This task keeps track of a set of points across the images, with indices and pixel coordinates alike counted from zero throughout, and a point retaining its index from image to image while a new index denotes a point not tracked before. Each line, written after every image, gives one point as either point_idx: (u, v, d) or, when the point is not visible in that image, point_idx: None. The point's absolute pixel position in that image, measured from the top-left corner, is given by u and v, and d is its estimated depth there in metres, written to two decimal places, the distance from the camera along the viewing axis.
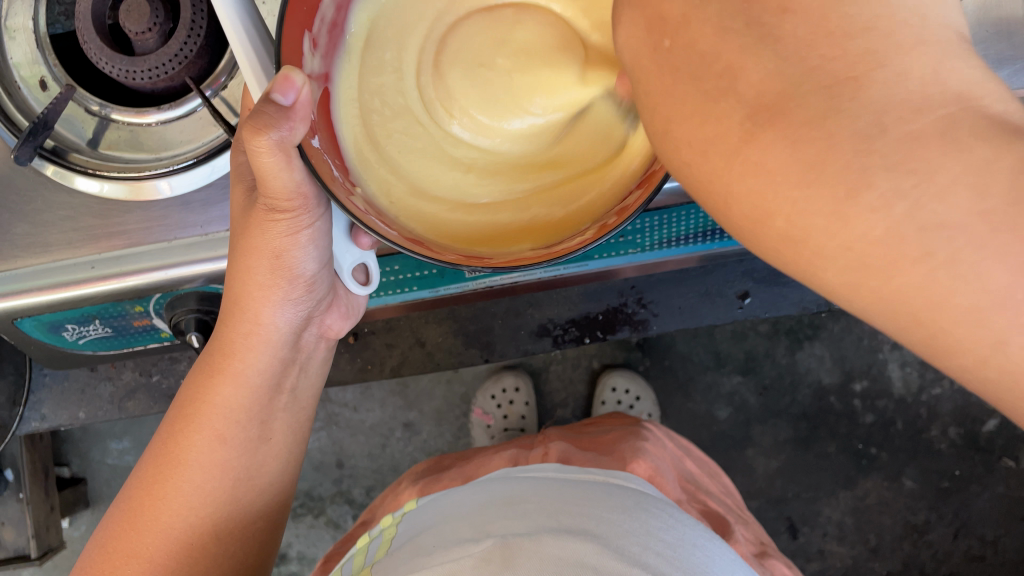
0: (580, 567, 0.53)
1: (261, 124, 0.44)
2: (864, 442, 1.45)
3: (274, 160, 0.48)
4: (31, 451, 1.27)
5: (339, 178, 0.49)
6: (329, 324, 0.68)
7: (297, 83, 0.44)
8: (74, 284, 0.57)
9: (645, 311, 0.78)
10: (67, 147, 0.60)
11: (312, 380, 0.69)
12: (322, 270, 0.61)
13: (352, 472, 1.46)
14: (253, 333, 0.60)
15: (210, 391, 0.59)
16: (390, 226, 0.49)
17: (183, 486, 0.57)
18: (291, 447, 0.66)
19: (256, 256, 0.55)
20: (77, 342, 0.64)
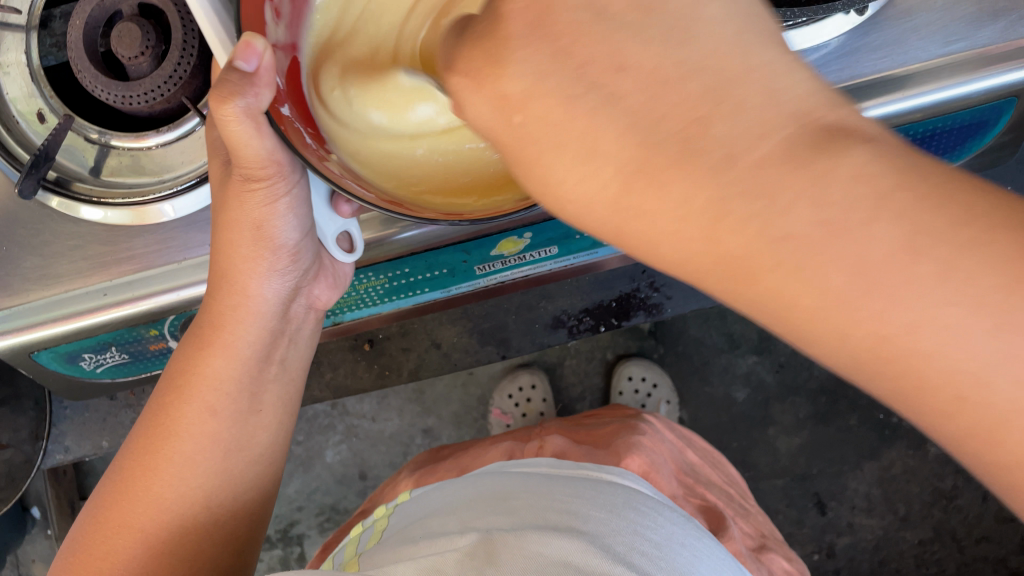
0: (562, 567, 0.52)
1: (226, 91, 0.44)
2: (886, 413, 1.45)
3: (244, 127, 0.47)
4: (56, 487, 1.27)
5: (312, 144, 0.49)
6: (318, 295, 0.65)
7: (259, 49, 0.43)
8: (87, 313, 0.58)
9: (658, 295, 0.78)
10: (70, 177, 0.60)
11: (303, 351, 0.67)
12: (307, 239, 0.60)
13: (376, 483, 1.46)
14: (241, 304, 0.59)
15: (200, 362, 0.58)
16: (366, 189, 0.49)
17: (173, 457, 0.56)
18: (281, 421, 0.64)
19: (237, 227, 0.54)
20: (94, 371, 0.64)
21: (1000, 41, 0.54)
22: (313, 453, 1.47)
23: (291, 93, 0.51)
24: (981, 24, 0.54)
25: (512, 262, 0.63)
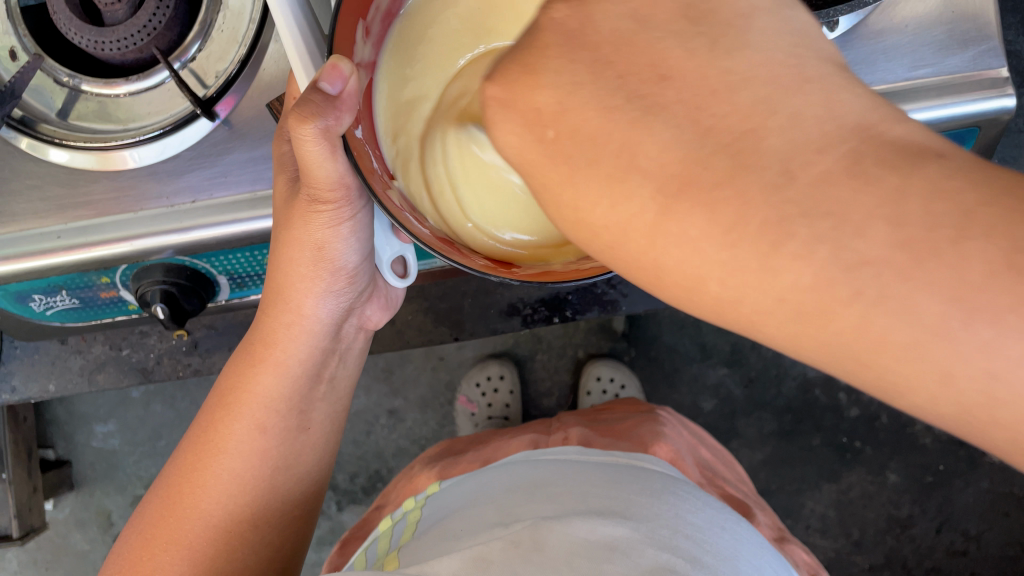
0: (609, 550, 0.51)
1: (307, 113, 0.43)
2: (849, 436, 1.45)
3: (317, 150, 0.46)
4: (15, 431, 1.27)
5: (378, 170, 0.50)
6: (369, 315, 0.67)
7: (345, 73, 0.43)
8: (41, 254, 0.57)
9: (615, 292, 0.79)
10: (36, 117, 0.59)
11: (349, 369, 0.68)
12: (366, 262, 0.59)
13: (337, 458, 1.46)
14: (295, 323, 0.59)
15: (253, 380, 0.59)
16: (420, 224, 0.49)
17: (223, 474, 0.57)
18: (326, 435, 0.65)
19: (298, 247, 0.54)
20: (44, 313, 0.65)
21: (967, 70, 0.55)
22: None
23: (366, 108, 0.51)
24: (949, 52, 0.55)
25: None
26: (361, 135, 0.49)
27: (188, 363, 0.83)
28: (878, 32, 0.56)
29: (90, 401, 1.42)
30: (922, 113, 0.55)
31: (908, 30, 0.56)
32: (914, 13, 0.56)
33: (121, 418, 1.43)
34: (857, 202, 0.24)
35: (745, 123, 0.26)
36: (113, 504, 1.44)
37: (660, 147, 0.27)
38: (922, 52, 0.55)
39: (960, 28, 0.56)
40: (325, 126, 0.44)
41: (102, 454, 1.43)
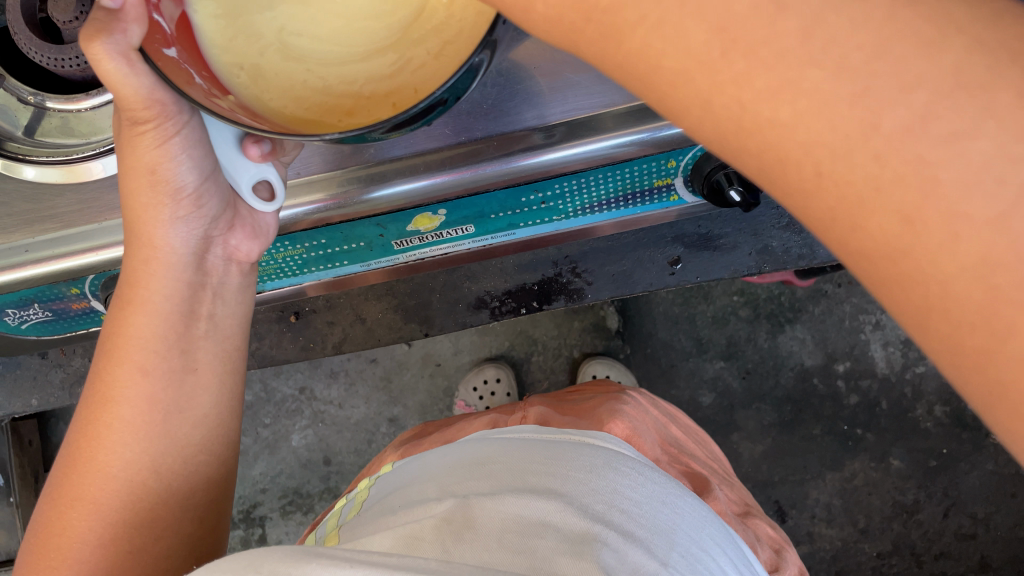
0: (541, 528, 0.53)
1: (94, 28, 0.42)
2: (850, 424, 1.44)
3: (116, 67, 0.42)
4: (20, 454, 1.29)
5: (201, 83, 0.46)
6: (235, 245, 0.58)
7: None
8: (11, 267, 0.60)
9: (580, 281, 0.79)
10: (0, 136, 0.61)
11: (235, 308, 0.59)
12: (210, 181, 0.53)
13: (339, 468, 1.47)
14: (153, 256, 0.53)
15: (125, 322, 0.51)
16: (262, 121, 0.46)
17: (115, 424, 0.49)
18: (228, 382, 0.57)
19: (135, 175, 0.50)
20: (20, 326, 0.67)
21: None
22: (279, 435, 1.49)
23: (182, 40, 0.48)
24: None
25: (429, 239, 0.65)
26: (173, 53, 0.46)
27: None
28: None
29: None
30: None
31: None
32: None
33: None
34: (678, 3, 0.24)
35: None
36: None
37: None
38: None
39: None
40: (119, 45, 0.42)
41: None
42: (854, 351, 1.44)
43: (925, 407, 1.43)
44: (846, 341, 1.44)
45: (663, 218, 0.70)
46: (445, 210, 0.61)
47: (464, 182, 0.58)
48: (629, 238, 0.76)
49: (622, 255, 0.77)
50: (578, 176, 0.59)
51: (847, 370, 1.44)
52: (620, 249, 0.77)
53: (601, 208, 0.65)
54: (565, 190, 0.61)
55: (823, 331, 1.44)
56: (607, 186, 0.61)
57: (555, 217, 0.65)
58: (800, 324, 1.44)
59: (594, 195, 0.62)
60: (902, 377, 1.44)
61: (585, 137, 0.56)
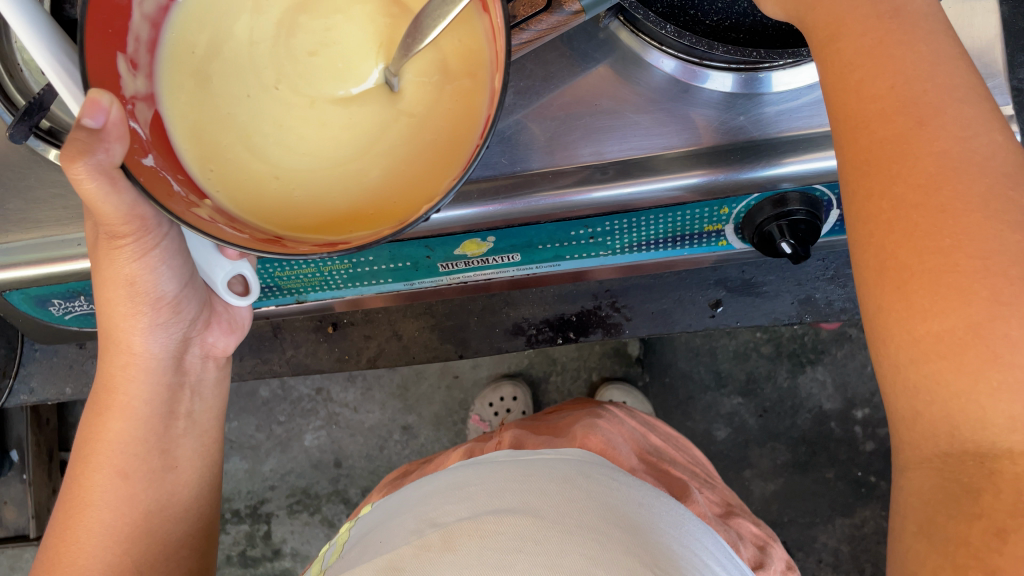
0: (518, 550, 0.52)
1: (75, 151, 0.41)
2: (864, 470, 1.43)
3: (95, 185, 0.44)
4: (37, 434, 1.30)
5: (179, 192, 0.41)
6: (212, 342, 0.64)
7: (106, 105, 0.40)
8: (63, 259, 0.61)
9: (619, 315, 0.80)
10: (62, 129, 0.61)
11: (211, 403, 0.64)
12: (188, 289, 0.58)
13: (349, 472, 1.48)
14: (131, 363, 0.57)
15: (103, 428, 0.56)
16: (242, 232, 0.42)
17: (94, 526, 0.54)
18: (203, 470, 0.62)
19: (114, 287, 0.53)
20: (63, 317, 0.68)
21: None
22: (292, 434, 1.49)
23: (157, 144, 0.43)
24: None
25: (475, 264, 0.65)
26: (151, 165, 0.42)
27: None
28: None
29: None
30: None
31: None
32: None
33: None
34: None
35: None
36: None
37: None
38: None
39: None
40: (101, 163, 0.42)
41: None
42: (874, 399, 1.43)
43: None
44: (867, 387, 1.43)
45: (697, 263, 0.70)
46: (494, 238, 0.61)
47: (514, 213, 0.58)
48: (671, 277, 0.77)
49: (662, 293, 0.78)
50: (630, 216, 0.59)
51: (865, 417, 1.43)
52: (662, 287, 0.77)
53: (650, 247, 0.65)
54: (616, 227, 0.61)
55: (844, 375, 1.43)
56: (659, 227, 0.61)
57: (602, 252, 0.65)
58: (821, 366, 1.43)
59: (645, 234, 0.62)
60: None
61: (640, 177, 0.56)
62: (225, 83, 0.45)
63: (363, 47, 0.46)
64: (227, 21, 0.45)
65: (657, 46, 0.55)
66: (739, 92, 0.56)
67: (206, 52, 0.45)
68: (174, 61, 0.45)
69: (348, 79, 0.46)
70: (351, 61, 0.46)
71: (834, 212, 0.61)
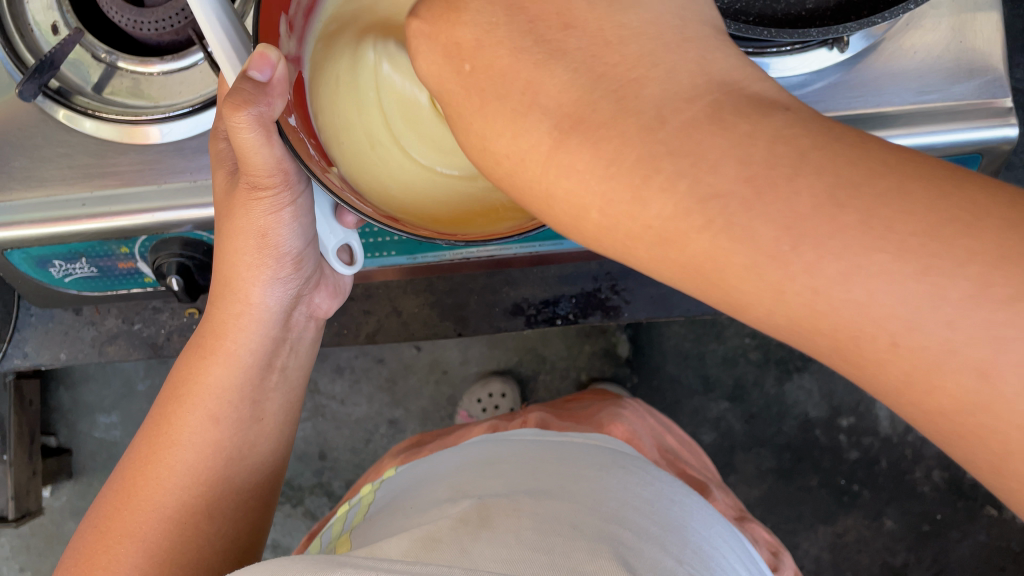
0: (560, 520, 0.57)
1: (239, 102, 0.43)
2: (847, 479, 1.44)
3: (253, 135, 0.46)
4: (21, 414, 1.27)
5: (316, 157, 0.49)
6: (317, 303, 0.68)
7: (273, 61, 0.43)
8: (65, 219, 0.60)
9: (618, 298, 0.81)
10: (72, 89, 0.62)
11: (303, 360, 0.68)
12: (309, 248, 0.60)
13: (334, 464, 1.47)
14: (245, 313, 0.59)
15: (204, 372, 0.59)
16: (364, 203, 0.48)
17: (177, 466, 0.57)
18: (282, 427, 0.65)
19: (242, 236, 0.56)
20: (63, 279, 0.67)
21: (973, 97, 0.57)
22: None
23: (296, 103, 0.50)
24: (956, 80, 0.58)
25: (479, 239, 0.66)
26: (294, 124, 0.49)
27: None
28: (888, 58, 0.59)
29: (95, 391, 1.43)
30: (919, 138, 0.57)
31: (917, 58, 0.59)
32: (922, 42, 0.59)
33: (125, 410, 1.43)
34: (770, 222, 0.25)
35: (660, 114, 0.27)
36: None
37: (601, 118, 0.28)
38: (930, 78, 0.58)
39: (968, 58, 0.58)
40: (261, 114, 0.45)
41: (103, 444, 1.43)
42: (859, 407, 1.44)
43: (925, 470, 1.43)
44: (853, 396, 1.44)
45: None
46: None
47: None
48: None
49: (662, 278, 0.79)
50: None
51: (850, 425, 1.44)
52: None
53: None
54: None
55: (830, 383, 1.44)
56: None
57: None
58: (808, 374, 1.44)
59: None
60: (904, 440, 1.43)
61: None
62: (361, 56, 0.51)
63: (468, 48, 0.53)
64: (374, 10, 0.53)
65: None
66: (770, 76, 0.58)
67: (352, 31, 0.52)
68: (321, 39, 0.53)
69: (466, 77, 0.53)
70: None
71: None
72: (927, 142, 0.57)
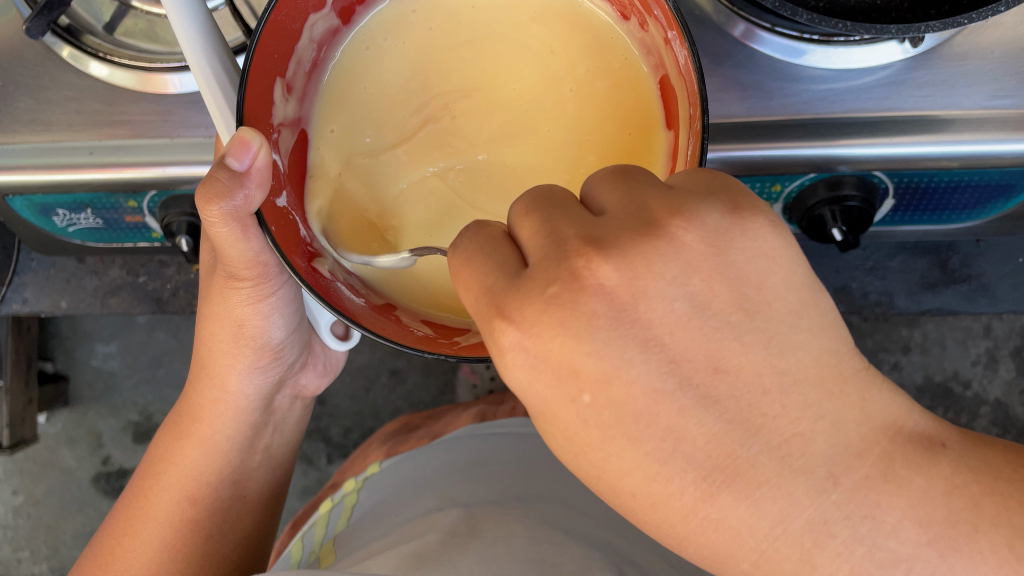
0: (552, 533, 0.56)
1: (213, 192, 0.45)
2: None
3: (228, 230, 0.48)
4: (19, 341, 1.24)
5: (305, 237, 0.47)
6: (303, 382, 0.70)
7: (253, 147, 0.42)
8: (71, 167, 0.57)
9: None
10: (82, 28, 0.57)
11: (287, 436, 0.71)
12: (290, 338, 0.62)
13: (332, 411, 1.45)
14: (221, 400, 0.61)
15: (181, 453, 0.61)
16: (357, 294, 0.48)
17: (152, 543, 0.59)
18: (267, 499, 0.68)
19: (222, 324, 0.58)
20: (66, 229, 0.65)
21: None
22: None
23: (292, 175, 0.50)
24: None
25: None
26: (283, 203, 0.47)
27: None
28: (961, 55, 0.55)
29: (94, 319, 1.40)
30: (975, 146, 0.54)
31: (993, 57, 0.55)
32: (998, 40, 0.55)
33: (123, 340, 1.41)
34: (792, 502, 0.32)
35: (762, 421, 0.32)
36: (105, 425, 1.43)
37: (706, 435, 0.32)
38: (1004, 81, 0.54)
39: None
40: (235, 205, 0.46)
41: (100, 374, 1.42)
42: None
43: None
44: None
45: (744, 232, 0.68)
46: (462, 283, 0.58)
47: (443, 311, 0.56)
48: None
49: None
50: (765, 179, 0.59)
51: None
52: None
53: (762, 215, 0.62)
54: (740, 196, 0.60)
55: None
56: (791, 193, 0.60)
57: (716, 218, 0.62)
58: None
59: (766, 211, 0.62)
60: None
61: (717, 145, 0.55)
62: (359, 113, 0.53)
63: (474, 96, 0.53)
64: (381, 65, 0.54)
65: (757, 20, 0.55)
66: (840, 75, 0.55)
67: (351, 87, 0.54)
68: (326, 94, 0.54)
69: (478, 134, 0.53)
70: (575, 138, 0.52)
71: (890, 201, 0.64)
72: (983, 151, 0.55)
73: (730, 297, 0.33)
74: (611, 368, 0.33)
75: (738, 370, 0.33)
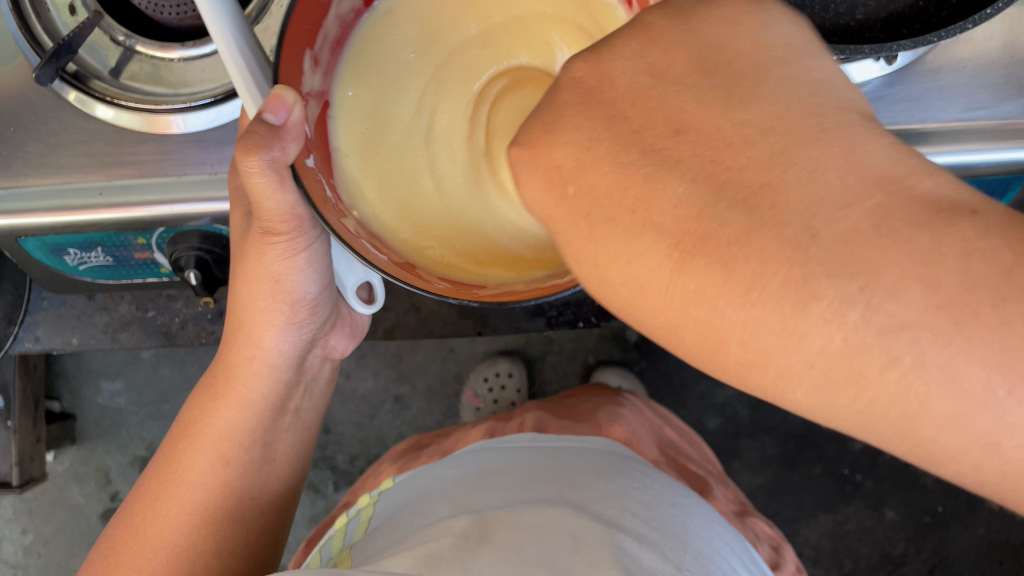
0: (560, 534, 0.58)
1: (252, 144, 0.43)
2: (851, 468, 1.39)
3: (266, 180, 0.47)
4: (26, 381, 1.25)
5: (332, 198, 0.47)
6: (334, 344, 0.71)
7: (290, 103, 0.42)
8: (83, 209, 0.58)
9: None
10: (89, 73, 0.59)
11: (315, 399, 0.73)
12: (323, 296, 0.63)
13: (338, 439, 1.46)
14: (257, 356, 0.62)
15: (215, 414, 0.62)
16: (382, 252, 0.47)
17: (184, 504, 0.61)
18: (292, 466, 0.70)
19: (258, 279, 0.58)
20: (76, 267, 0.67)
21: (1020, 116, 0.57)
22: None
23: (319, 139, 0.48)
24: (1004, 96, 0.57)
25: None
26: (311, 165, 0.47)
27: (214, 331, 0.84)
28: (935, 70, 0.57)
29: (100, 357, 1.41)
30: (961, 156, 0.56)
31: (965, 71, 0.57)
32: (971, 55, 0.57)
33: (129, 377, 1.43)
34: (891, 259, 0.24)
35: (764, 174, 0.26)
36: (112, 462, 1.44)
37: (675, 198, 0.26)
38: (977, 93, 0.57)
39: (1017, 74, 0.57)
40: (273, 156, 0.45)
41: (107, 411, 1.43)
42: None
43: None
44: None
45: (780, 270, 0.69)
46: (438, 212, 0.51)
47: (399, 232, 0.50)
48: None
49: None
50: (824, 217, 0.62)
51: None
52: None
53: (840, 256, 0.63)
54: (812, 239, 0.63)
55: None
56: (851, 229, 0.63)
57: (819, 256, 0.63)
58: None
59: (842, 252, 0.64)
60: None
61: None
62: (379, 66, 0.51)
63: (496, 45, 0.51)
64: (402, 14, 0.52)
65: None
66: None
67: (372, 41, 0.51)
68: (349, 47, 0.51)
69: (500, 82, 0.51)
70: None
71: None
72: (971, 159, 0.56)
73: (693, 60, 0.29)
74: (580, 147, 0.29)
75: (701, 123, 0.27)
